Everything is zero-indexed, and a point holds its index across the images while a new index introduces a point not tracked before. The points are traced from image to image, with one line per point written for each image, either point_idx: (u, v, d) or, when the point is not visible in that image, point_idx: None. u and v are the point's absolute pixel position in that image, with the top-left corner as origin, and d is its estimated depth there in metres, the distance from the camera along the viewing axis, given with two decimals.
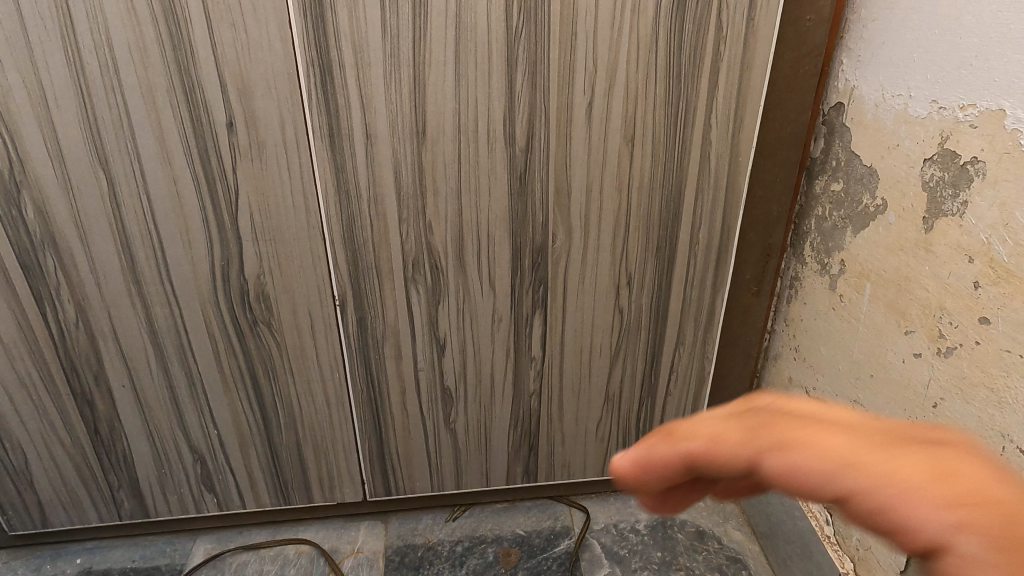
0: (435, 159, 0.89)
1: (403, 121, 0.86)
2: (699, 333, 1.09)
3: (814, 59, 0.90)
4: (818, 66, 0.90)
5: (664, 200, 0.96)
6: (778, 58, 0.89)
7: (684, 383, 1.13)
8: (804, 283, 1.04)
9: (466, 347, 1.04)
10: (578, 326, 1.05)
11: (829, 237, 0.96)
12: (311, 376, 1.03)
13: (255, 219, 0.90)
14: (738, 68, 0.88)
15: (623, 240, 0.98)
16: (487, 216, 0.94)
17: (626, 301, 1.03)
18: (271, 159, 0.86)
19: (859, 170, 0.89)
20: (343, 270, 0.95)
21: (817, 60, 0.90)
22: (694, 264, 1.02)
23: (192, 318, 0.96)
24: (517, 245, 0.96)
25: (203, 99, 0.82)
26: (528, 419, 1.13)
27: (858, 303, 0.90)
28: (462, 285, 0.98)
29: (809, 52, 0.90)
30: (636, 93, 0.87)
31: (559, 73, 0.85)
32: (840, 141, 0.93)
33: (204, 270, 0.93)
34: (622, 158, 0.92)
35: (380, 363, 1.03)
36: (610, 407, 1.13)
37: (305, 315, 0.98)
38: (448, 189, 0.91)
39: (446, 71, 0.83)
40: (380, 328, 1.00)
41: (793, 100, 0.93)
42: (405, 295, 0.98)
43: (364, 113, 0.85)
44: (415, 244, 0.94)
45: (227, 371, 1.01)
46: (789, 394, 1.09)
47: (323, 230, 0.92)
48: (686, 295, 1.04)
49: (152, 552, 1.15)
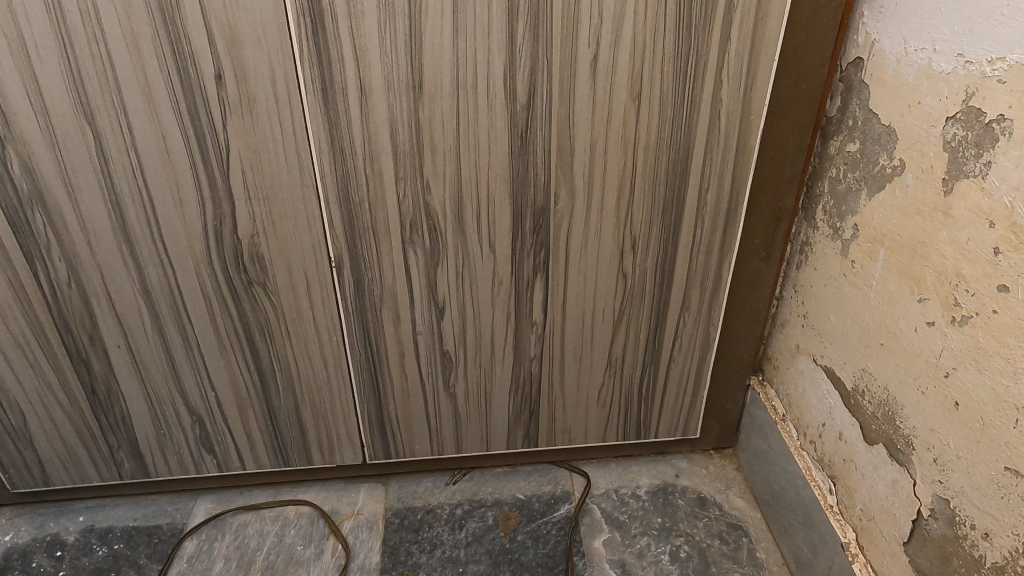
0: (432, 115, 0.85)
1: (399, 75, 0.82)
2: (705, 299, 1.06)
3: (834, 10, 0.85)
4: (837, 19, 0.85)
5: (670, 161, 0.92)
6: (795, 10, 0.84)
7: (688, 349, 1.11)
8: (814, 248, 1.00)
9: (466, 311, 1.02)
10: (580, 290, 1.02)
11: (843, 201, 0.93)
12: (307, 339, 1.02)
13: (247, 177, 0.87)
14: (752, 20, 0.83)
15: (628, 201, 0.95)
16: (487, 175, 0.90)
17: (631, 266, 1.00)
18: (262, 114, 0.83)
19: (876, 129, 0.85)
20: (338, 230, 0.93)
21: (837, 11, 0.85)
22: (701, 228, 0.99)
23: (186, 278, 0.94)
24: (518, 207, 0.93)
25: (190, 51, 0.78)
26: (529, 385, 1.11)
27: (870, 269, 0.87)
28: (461, 247, 0.96)
29: (828, 3, 0.85)
30: (643, 46, 0.83)
31: (563, 25, 0.81)
32: (857, 100, 0.89)
33: (197, 229, 0.90)
34: (627, 115, 0.88)
35: (378, 326, 1.02)
36: (612, 372, 1.11)
37: (301, 276, 0.96)
38: (447, 147, 0.88)
39: (443, 21, 0.79)
40: (377, 291, 0.98)
41: (809, 55, 0.88)
42: (402, 257, 0.96)
43: (358, 66, 0.81)
44: (412, 204, 0.91)
45: (223, 332, 0.99)
46: (797, 362, 1.07)
47: (318, 189, 0.89)
48: (692, 259, 1.01)
49: (153, 511, 1.16)
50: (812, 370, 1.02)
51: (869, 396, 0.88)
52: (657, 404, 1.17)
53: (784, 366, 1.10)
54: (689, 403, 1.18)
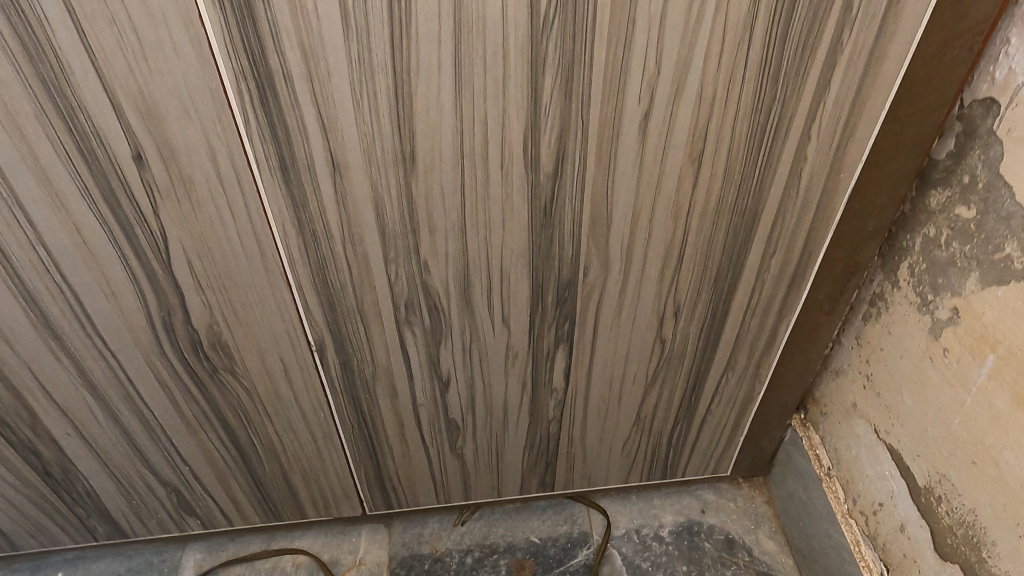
0: (429, 191, 0.65)
1: (383, 149, 0.61)
2: (754, 358, 0.91)
3: (970, 39, 0.62)
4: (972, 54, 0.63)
5: (731, 229, 0.73)
6: (925, 42, 0.61)
7: (729, 402, 0.97)
8: (891, 309, 0.84)
9: (474, 383, 0.87)
10: (609, 358, 0.86)
11: (941, 271, 0.75)
12: (290, 416, 0.87)
13: (196, 268, 0.68)
14: (862, 62, 0.61)
15: (674, 270, 0.76)
16: (500, 251, 0.71)
17: (671, 332, 0.84)
18: (205, 199, 0.62)
19: (1005, 205, 0.65)
20: (317, 316, 0.75)
21: (974, 41, 0.62)
22: (758, 293, 0.81)
23: (136, 368, 0.78)
24: (539, 283, 0.75)
25: (95, 131, 0.56)
26: (546, 441, 0.98)
27: (971, 370, 0.71)
28: (468, 325, 0.79)
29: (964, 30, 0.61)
30: (712, 100, 0.61)
31: (605, 79, 0.58)
32: (981, 154, 0.68)
33: (141, 323, 0.73)
34: (683, 180, 0.67)
35: (372, 401, 0.87)
36: (640, 427, 0.98)
37: (276, 361, 0.79)
38: (449, 224, 0.68)
39: (442, 80, 0.57)
40: (369, 370, 0.82)
41: (926, 96, 0.66)
42: (397, 336, 0.78)
43: (327, 139, 0.59)
44: (408, 286, 0.73)
45: (189, 415, 0.84)
46: (852, 422, 0.94)
47: (286, 274, 0.70)
48: (744, 323, 0.85)
49: (138, 566, 1.07)
50: (873, 440, 0.90)
51: (946, 505, 0.76)
52: (688, 449, 1.05)
53: (835, 419, 0.97)
54: (723, 446, 1.06)
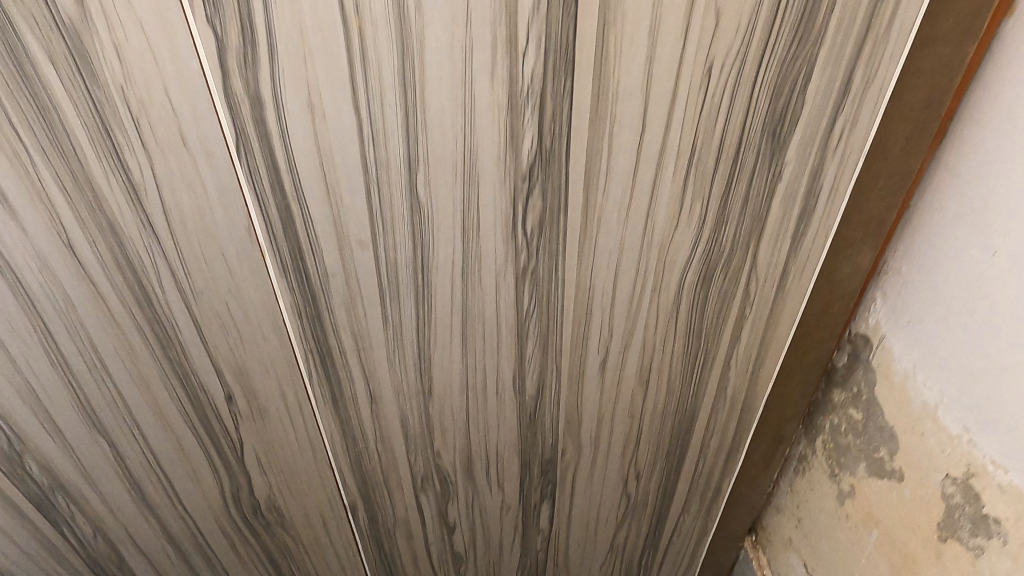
0: (442, 408, 0.85)
1: (408, 385, 0.82)
2: (705, 502, 1.11)
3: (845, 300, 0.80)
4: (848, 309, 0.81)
5: (676, 422, 0.94)
6: (818, 313, 0.81)
7: (687, 532, 1.17)
8: (811, 472, 1.03)
9: (475, 526, 1.06)
10: (584, 507, 1.06)
11: (842, 454, 0.94)
12: (325, 552, 1.06)
13: (262, 459, 0.89)
14: (763, 324, 0.82)
15: (633, 449, 0.97)
16: (495, 442, 0.92)
17: (634, 488, 1.04)
18: (274, 418, 0.83)
19: (879, 419, 0.85)
20: (352, 486, 0.95)
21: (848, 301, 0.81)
22: (703, 460, 1.02)
23: (206, 524, 0.97)
24: (527, 460, 0.95)
25: (199, 382, 0.78)
26: (535, 564, 1.18)
27: (864, 537, 0.91)
28: (471, 489, 0.99)
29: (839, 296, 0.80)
30: (653, 348, 0.82)
31: (572, 341, 0.80)
32: (863, 375, 0.88)
33: (215, 495, 0.93)
34: (635, 395, 0.88)
35: (392, 541, 1.06)
36: (614, 552, 1.18)
37: (317, 516, 0.99)
38: (456, 427, 0.88)
39: (453, 346, 0.78)
40: (390, 520, 1.02)
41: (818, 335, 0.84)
42: (414, 498, 0.98)
43: (368, 381, 0.80)
44: (424, 465, 0.93)
45: (244, 554, 1.04)
46: (788, 554, 1.13)
47: (330, 461, 0.91)
48: (693, 480, 1.05)
49: None
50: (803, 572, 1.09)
51: None
52: (656, 567, 1.24)
53: (776, 548, 1.17)
54: (686, 563, 1.25)
